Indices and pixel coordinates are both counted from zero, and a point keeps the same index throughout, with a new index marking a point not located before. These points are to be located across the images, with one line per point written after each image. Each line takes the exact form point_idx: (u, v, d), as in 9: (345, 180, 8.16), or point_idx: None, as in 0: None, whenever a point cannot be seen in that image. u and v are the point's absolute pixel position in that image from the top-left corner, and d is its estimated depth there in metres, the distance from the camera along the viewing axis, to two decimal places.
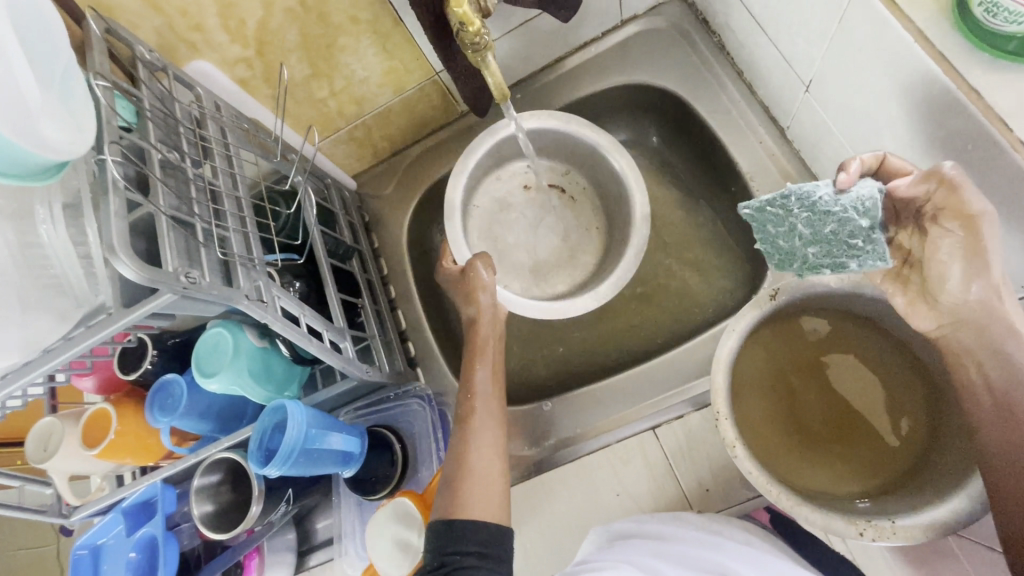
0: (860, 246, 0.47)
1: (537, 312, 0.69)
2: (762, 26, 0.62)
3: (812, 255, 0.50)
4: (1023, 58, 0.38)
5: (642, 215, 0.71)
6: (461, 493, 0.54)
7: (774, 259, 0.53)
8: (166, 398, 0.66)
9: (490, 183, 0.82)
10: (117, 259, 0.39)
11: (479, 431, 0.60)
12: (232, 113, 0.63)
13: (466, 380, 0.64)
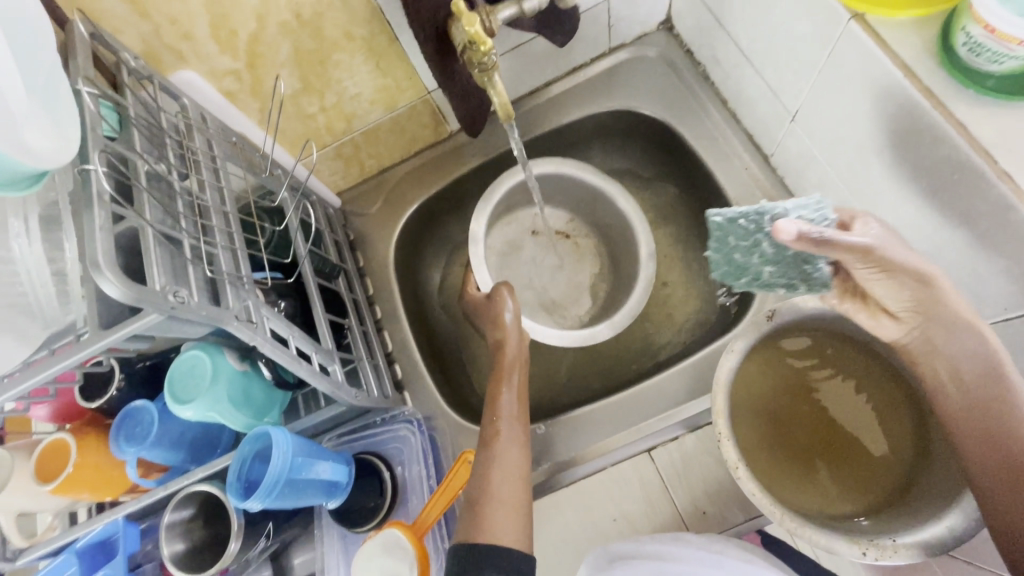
0: (811, 271, 0.50)
1: (558, 338, 0.72)
2: (749, 59, 0.65)
3: (766, 273, 0.52)
4: (1004, 94, 0.43)
5: (648, 253, 0.75)
6: (485, 516, 0.54)
7: (723, 270, 0.54)
8: (135, 426, 0.62)
9: (500, 229, 0.87)
10: (100, 276, 0.36)
11: (503, 454, 0.59)
12: (218, 126, 0.61)
13: (491, 400, 0.64)
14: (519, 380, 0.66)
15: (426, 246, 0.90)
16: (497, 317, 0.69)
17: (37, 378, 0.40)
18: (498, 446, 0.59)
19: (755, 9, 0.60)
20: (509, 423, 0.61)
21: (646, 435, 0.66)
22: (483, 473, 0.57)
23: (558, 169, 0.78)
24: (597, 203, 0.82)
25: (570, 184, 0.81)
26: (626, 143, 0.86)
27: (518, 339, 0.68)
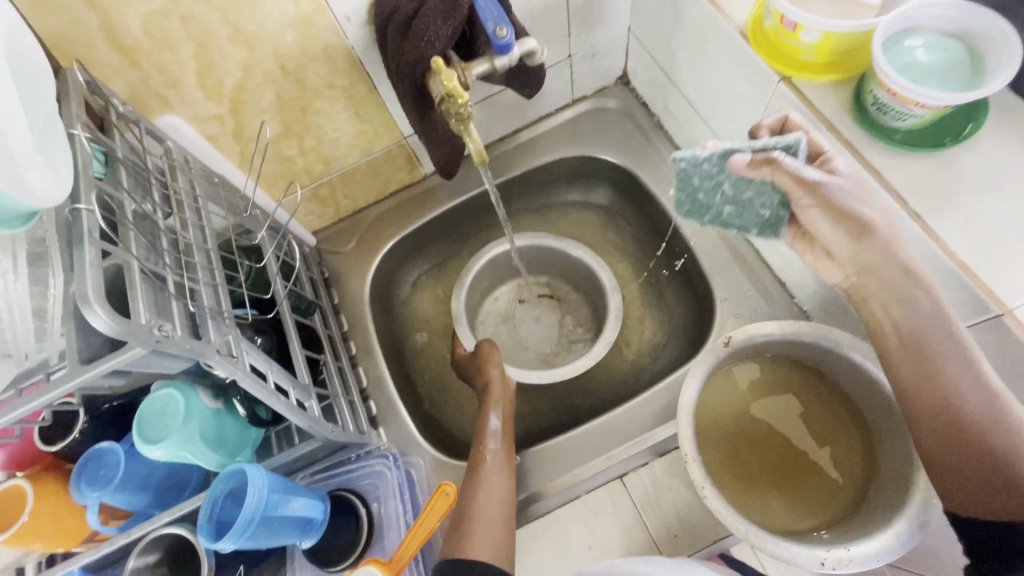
0: (766, 216, 0.56)
1: (540, 381, 0.78)
2: (698, 111, 0.72)
3: (727, 212, 0.58)
4: (909, 145, 0.50)
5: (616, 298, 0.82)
6: (468, 535, 0.57)
7: (687, 207, 0.60)
8: (99, 470, 0.60)
9: (487, 307, 0.93)
10: (89, 310, 0.37)
11: (487, 480, 0.63)
12: (200, 167, 0.63)
13: (478, 431, 0.69)
14: (504, 416, 0.71)
15: (400, 283, 0.92)
16: (483, 361, 0.76)
17: (5, 420, 0.40)
18: (484, 469, 0.64)
19: (699, 69, 0.68)
20: (495, 451, 0.66)
21: (614, 464, 0.69)
22: (470, 497, 0.61)
23: (536, 240, 0.87)
24: (573, 266, 0.88)
25: (545, 250, 0.88)
26: (590, 185, 0.91)
27: (501, 382, 0.74)
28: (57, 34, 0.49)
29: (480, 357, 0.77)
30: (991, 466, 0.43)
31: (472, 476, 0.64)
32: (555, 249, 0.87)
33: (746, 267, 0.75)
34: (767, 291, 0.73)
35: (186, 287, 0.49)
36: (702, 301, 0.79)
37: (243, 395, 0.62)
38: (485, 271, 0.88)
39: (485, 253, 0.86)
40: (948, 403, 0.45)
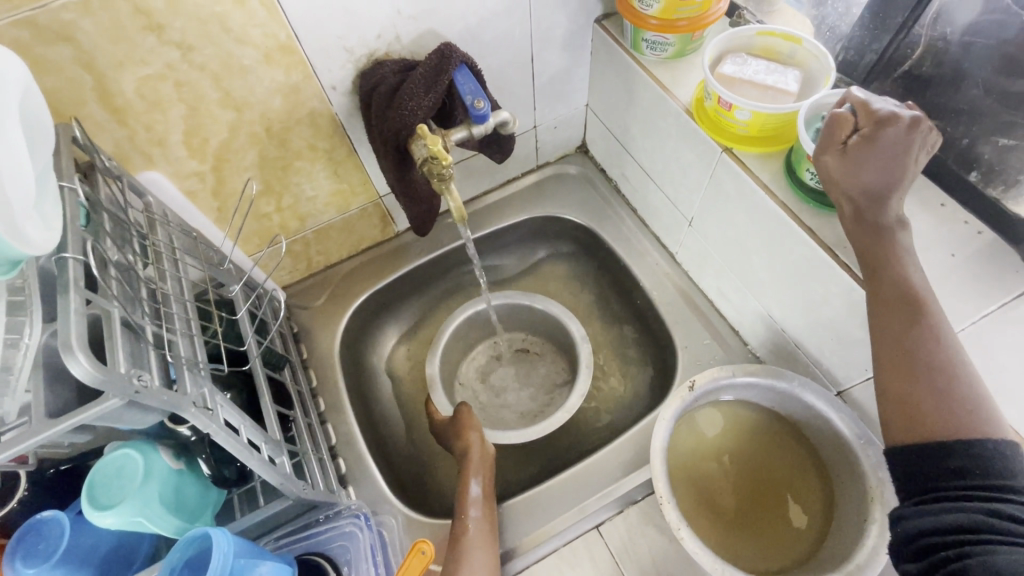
0: None
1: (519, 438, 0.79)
2: (651, 176, 0.80)
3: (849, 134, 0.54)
4: (816, 202, 0.58)
5: (580, 337, 0.86)
6: None
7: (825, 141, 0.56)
8: (38, 543, 0.55)
9: (466, 365, 0.94)
10: (71, 358, 0.37)
11: (471, 553, 0.61)
12: (179, 222, 0.63)
13: (459, 498, 0.67)
14: (486, 482, 0.69)
15: (370, 338, 0.92)
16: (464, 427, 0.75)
17: None
18: (467, 541, 0.62)
19: (651, 140, 0.76)
20: (474, 520, 0.65)
21: (589, 514, 0.70)
22: (454, 572, 0.59)
23: (511, 300, 0.91)
24: (543, 320, 0.92)
25: (517, 307, 0.92)
26: (554, 243, 0.97)
27: (481, 447, 0.73)
28: (53, 92, 0.50)
29: (458, 423, 0.76)
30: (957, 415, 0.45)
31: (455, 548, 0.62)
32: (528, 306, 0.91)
33: (702, 317, 0.81)
34: (723, 339, 0.79)
35: (164, 338, 0.48)
36: (663, 349, 0.83)
37: (210, 454, 0.62)
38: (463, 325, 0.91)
39: (461, 314, 0.90)
40: (923, 352, 0.47)
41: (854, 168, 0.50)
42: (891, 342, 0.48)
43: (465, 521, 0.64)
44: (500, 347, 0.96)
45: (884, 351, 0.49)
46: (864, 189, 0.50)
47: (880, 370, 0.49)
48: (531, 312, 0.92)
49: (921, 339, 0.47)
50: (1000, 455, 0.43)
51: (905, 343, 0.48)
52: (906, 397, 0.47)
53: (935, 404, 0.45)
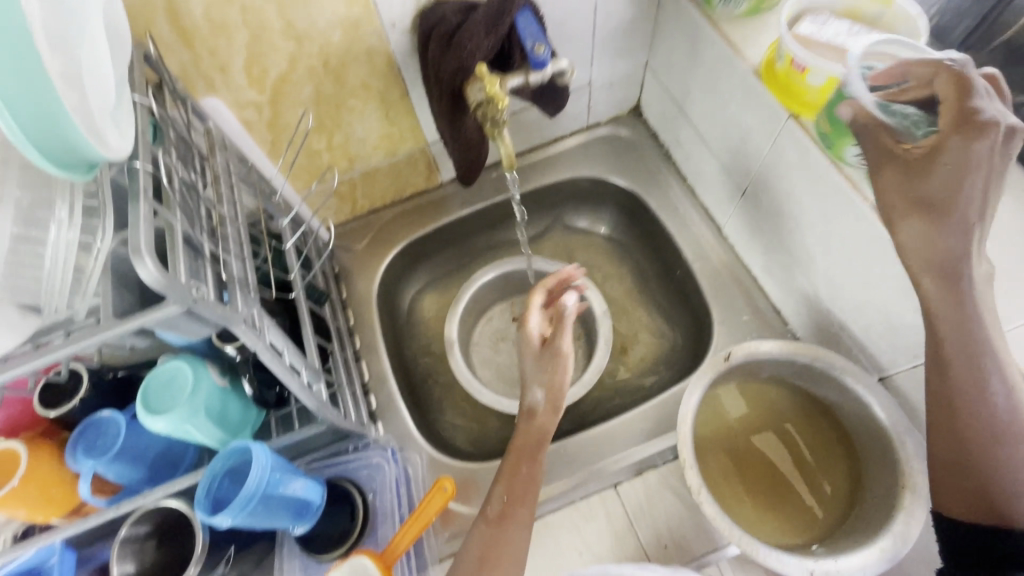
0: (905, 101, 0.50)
1: None
2: (707, 143, 0.77)
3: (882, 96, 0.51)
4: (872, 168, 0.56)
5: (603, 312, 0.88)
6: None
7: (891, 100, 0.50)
8: (96, 439, 0.60)
9: (481, 326, 0.95)
10: (139, 261, 0.39)
11: (511, 534, 0.58)
12: (236, 151, 0.65)
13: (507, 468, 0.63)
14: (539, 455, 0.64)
15: (408, 285, 0.93)
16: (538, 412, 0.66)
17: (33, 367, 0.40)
18: (506, 527, 0.58)
19: (713, 103, 0.73)
20: (524, 504, 0.60)
21: (605, 474, 0.71)
22: (487, 551, 0.57)
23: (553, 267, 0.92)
24: None
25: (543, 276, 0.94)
26: (597, 207, 0.96)
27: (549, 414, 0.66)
28: (126, 8, 0.52)
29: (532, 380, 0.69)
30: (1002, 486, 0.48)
31: (483, 527, 0.59)
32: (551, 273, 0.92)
33: (744, 292, 0.79)
34: (763, 317, 0.77)
35: (219, 257, 0.50)
36: (699, 322, 0.82)
37: (254, 374, 0.66)
38: (488, 287, 0.94)
39: (484, 275, 0.93)
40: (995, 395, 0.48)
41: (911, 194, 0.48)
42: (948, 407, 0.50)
43: (512, 501, 0.60)
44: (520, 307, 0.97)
45: (942, 414, 0.50)
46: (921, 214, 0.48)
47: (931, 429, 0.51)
48: None
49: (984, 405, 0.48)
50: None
51: (956, 415, 0.49)
52: (948, 468, 0.51)
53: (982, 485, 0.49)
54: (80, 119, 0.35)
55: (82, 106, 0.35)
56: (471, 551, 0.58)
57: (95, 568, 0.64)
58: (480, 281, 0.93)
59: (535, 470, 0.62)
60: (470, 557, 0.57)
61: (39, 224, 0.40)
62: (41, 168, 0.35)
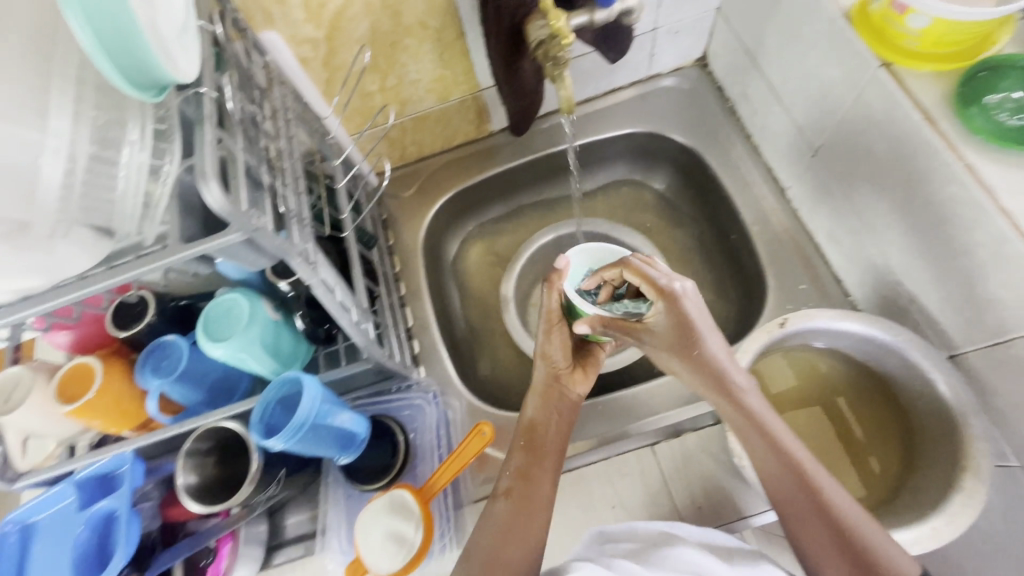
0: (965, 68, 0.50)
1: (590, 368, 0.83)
2: (778, 96, 0.72)
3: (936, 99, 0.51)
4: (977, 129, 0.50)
5: None
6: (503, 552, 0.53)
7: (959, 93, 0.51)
8: (162, 360, 0.64)
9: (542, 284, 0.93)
10: (205, 185, 0.40)
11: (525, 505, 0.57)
12: (292, 88, 0.65)
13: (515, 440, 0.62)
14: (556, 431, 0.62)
15: (453, 236, 0.93)
16: (562, 379, 0.64)
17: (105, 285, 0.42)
18: (527, 503, 0.56)
19: (790, 51, 0.67)
20: (543, 485, 0.58)
21: (640, 434, 0.71)
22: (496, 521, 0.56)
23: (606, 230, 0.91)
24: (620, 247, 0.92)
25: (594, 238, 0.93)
26: (652, 164, 0.92)
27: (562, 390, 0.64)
28: None
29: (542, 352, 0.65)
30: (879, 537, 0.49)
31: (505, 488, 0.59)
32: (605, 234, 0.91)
33: (805, 260, 0.75)
34: (822, 286, 0.73)
35: (278, 191, 0.51)
36: (753, 288, 0.79)
37: (306, 312, 0.67)
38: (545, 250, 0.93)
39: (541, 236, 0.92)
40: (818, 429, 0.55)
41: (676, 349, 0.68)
42: (788, 494, 0.51)
43: (533, 477, 0.58)
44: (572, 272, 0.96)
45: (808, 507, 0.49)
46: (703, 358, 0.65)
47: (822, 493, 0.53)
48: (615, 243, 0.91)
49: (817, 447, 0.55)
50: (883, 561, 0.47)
51: (795, 476, 0.51)
52: (822, 550, 0.49)
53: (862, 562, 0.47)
54: (152, 37, 0.36)
55: (154, 24, 0.36)
56: (489, 528, 0.56)
57: (158, 481, 0.68)
58: (538, 241, 0.93)
59: (553, 450, 0.61)
60: (486, 533, 0.55)
61: (113, 145, 0.42)
62: (117, 86, 0.35)
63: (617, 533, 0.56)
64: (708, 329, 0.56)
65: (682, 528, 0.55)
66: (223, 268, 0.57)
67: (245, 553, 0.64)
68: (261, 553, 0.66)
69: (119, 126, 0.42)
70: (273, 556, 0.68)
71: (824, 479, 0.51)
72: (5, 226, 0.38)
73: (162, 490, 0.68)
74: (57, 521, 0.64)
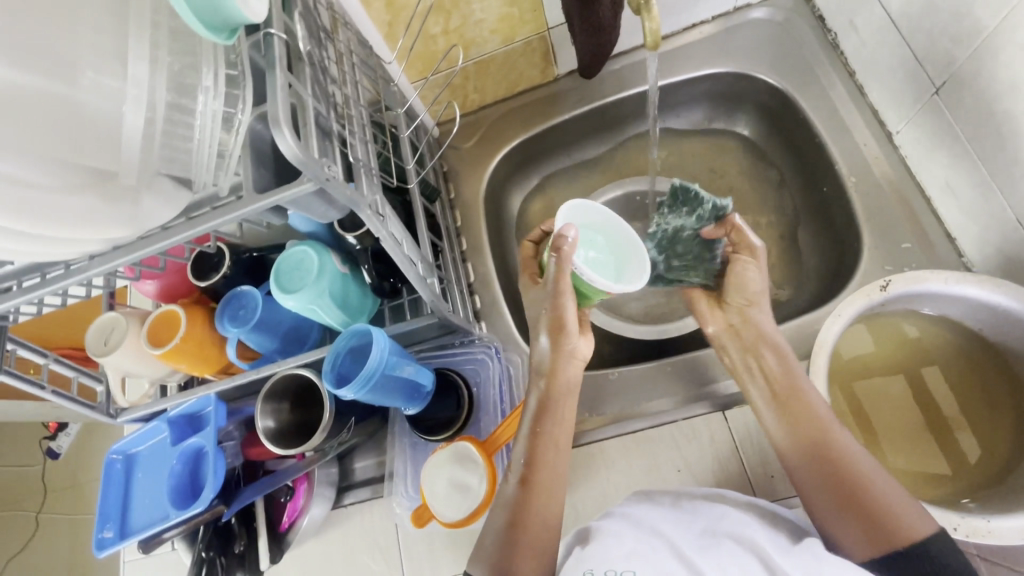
0: None
1: (651, 334, 0.80)
2: (896, 23, 0.62)
3: None
4: None
5: None
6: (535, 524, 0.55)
7: None
8: (239, 309, 0.66)
9: None
10: (278, 131, 0.39)
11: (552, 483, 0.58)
12: (355, 32, 0.63)
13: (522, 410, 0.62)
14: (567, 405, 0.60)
15: (514, 189, 0.90)
16: (571, 353, 0.60)
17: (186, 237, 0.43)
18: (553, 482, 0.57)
19: None
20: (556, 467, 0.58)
21: (712, 397, 0.67)
22: (530, 498, 0.56)
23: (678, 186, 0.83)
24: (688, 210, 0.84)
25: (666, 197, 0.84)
26: (734, 108, 0.84)
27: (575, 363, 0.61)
28: None
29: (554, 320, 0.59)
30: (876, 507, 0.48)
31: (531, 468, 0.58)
32: None
33: (911, 216, 0.66)
34: (930, 246, 0.65)
35: (347, 139, 0.50)
36: (844, 247, 0.72)
37: (373, 266, 0.67)
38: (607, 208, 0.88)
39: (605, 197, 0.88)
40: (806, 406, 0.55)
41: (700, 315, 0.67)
42: (802, 451, 0.53)
43: (547, 466, 0.58)
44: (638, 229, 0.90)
45: (812, 470, 0.52)
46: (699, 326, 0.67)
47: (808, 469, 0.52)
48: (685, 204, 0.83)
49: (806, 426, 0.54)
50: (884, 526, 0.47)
51: (806, 425, 0.53)
52: (820, 495, 0.51)
53: (864, 507, 0.48)
54: None
55: None
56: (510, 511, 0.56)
57: (240, 422, 0.72)
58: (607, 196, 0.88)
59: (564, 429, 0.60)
60: (505, 514, 0.56)
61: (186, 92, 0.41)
62: (185, 19, 0.34)
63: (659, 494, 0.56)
64: (759, 301, 0.63)
65: (729, 498, 0.53)
66: (293, 219, 0.59)
67: (319, 493, 0.69)
68: (332, 493, 0.71)
69: (194, 73, 0.40)
70: (343, 496, 0.73)
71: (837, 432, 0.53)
72: (90, 174, 0.40)
73: (243, 430, 0.72)
74: (158, 453, 0.71)
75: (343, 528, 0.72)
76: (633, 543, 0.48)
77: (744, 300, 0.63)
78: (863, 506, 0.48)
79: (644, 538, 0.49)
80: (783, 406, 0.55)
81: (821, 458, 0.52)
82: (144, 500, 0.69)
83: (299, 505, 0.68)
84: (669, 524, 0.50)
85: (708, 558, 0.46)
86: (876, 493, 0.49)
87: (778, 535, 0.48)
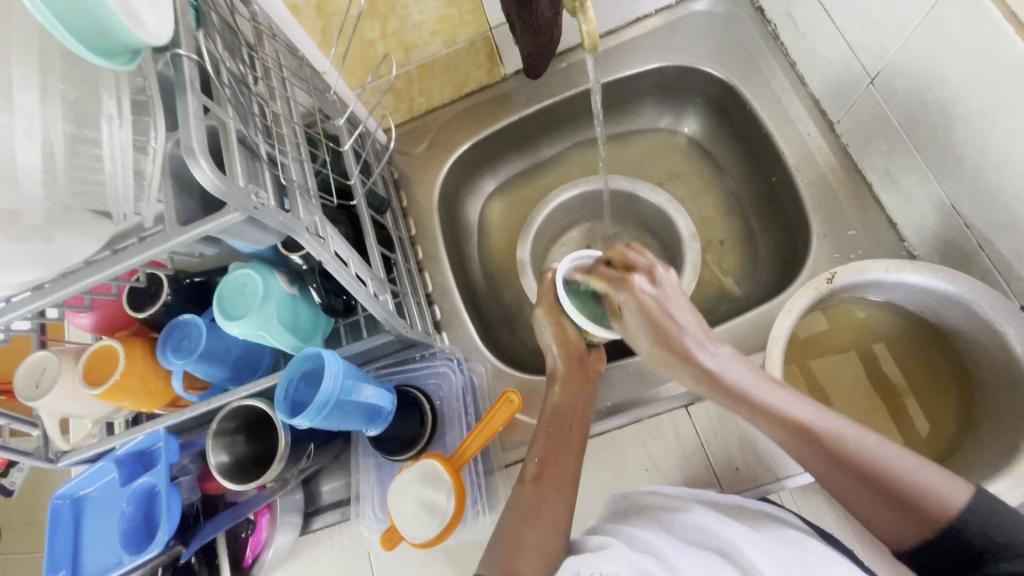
0: None
1: None
2: (831, 14, 0.63)
3: None
4: None
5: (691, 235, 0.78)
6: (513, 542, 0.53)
7: None
8: (182, 339, 0.62)
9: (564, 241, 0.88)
10: (193, 161, 0.36)
11: (545, 497, 0.57)
12: (286, 42, 0.60)
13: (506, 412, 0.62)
14: (573, 419, 0.62)
15: (469, 193, 0.88)
16: (585, 361, 0.66)
17: (105, 274, 0.39)
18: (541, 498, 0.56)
19: None
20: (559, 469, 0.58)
21: (674, 394, 0.68)
22: (516, 521, 0.55)
23: (634, 185, 0.82)
24: (643, 210, 0.83)
25: (621, 196, 0.84)
26: (682, 102, 0.84)
27: (576, 388, 0.65)
28: None
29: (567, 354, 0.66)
30: (898, 485, 0.46)
31: (520, 490, 0.58)
32: (629, 191, 0.82)
33: (856, 203, 0.68)
34: (874, 232, 0.67)
35: (278, 160, 0.47)
36: (795, 237, 0.73)
37: (321, 284, 0.64)
38: (564, 210, 0.85)
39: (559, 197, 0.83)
40: (769, 400, 0.50)
41: (635, 338, 0.58)
42: (795, 448, 0.49)
43: (552, 464, 0.59)
44: (592, 233, 0.88)
45: (813, 459, 0.49)
46: (651, 352, 0.57)
47: (810, 463, 0.49)
48: (640, 204, 0.83)
49: (782, 422, 0.50)
50: (919, 498, 0.45)
51: (799, 436, 0.49)
52: (854, 497, 0.48)
53: (894, 493, 0.46)
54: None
55: None
56: (512, 512, 0.57)
57: (195, 455, 0.68)
58: (563, 196, 0.84)
59: (574, 436, 0.61)
60: (510, 517, 0.57)
61: (91, 123, 0.38)
62: (77, 52, 0.33)
63: (637, 498, 0.57)
64: (679, 314, 0.55)
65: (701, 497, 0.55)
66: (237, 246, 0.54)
67: (284, 521, 0.66)
68: (299, 520, 0.69)
69: (94, 102, 0.38)
70: (311, 522, 0.71)
71: (833, 424, 0.49)
72: None
73: (198, 463, 0.69)
74: (106, 496, 0.65)
75: (311, 554, 0.69)
76: (623, 552, 0.48)
77: (647, 318, 0.55)
78: (900, 497, 0.46)
79: (639, 553, 0.47)
80: (748, 408, 0.51)
81: (827, 455, 0.48)
82: (93, 550, 0.63)
83: (262, 537, 0.66)
84: (662, 538, 0.49)
85: (688, 561, 0.46)
86: (889, 470, 0.46)
87: (761, 535, 0.48)
